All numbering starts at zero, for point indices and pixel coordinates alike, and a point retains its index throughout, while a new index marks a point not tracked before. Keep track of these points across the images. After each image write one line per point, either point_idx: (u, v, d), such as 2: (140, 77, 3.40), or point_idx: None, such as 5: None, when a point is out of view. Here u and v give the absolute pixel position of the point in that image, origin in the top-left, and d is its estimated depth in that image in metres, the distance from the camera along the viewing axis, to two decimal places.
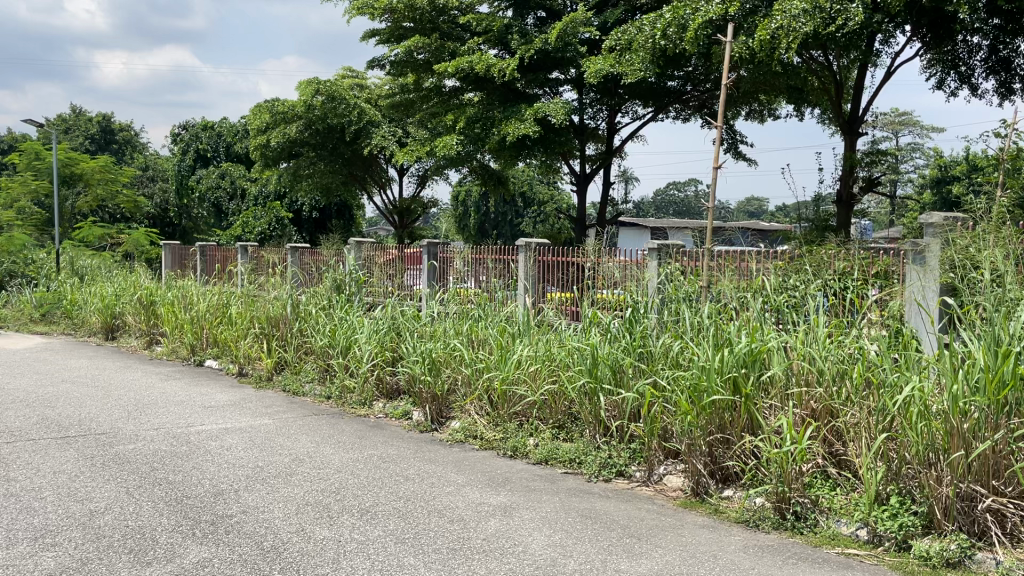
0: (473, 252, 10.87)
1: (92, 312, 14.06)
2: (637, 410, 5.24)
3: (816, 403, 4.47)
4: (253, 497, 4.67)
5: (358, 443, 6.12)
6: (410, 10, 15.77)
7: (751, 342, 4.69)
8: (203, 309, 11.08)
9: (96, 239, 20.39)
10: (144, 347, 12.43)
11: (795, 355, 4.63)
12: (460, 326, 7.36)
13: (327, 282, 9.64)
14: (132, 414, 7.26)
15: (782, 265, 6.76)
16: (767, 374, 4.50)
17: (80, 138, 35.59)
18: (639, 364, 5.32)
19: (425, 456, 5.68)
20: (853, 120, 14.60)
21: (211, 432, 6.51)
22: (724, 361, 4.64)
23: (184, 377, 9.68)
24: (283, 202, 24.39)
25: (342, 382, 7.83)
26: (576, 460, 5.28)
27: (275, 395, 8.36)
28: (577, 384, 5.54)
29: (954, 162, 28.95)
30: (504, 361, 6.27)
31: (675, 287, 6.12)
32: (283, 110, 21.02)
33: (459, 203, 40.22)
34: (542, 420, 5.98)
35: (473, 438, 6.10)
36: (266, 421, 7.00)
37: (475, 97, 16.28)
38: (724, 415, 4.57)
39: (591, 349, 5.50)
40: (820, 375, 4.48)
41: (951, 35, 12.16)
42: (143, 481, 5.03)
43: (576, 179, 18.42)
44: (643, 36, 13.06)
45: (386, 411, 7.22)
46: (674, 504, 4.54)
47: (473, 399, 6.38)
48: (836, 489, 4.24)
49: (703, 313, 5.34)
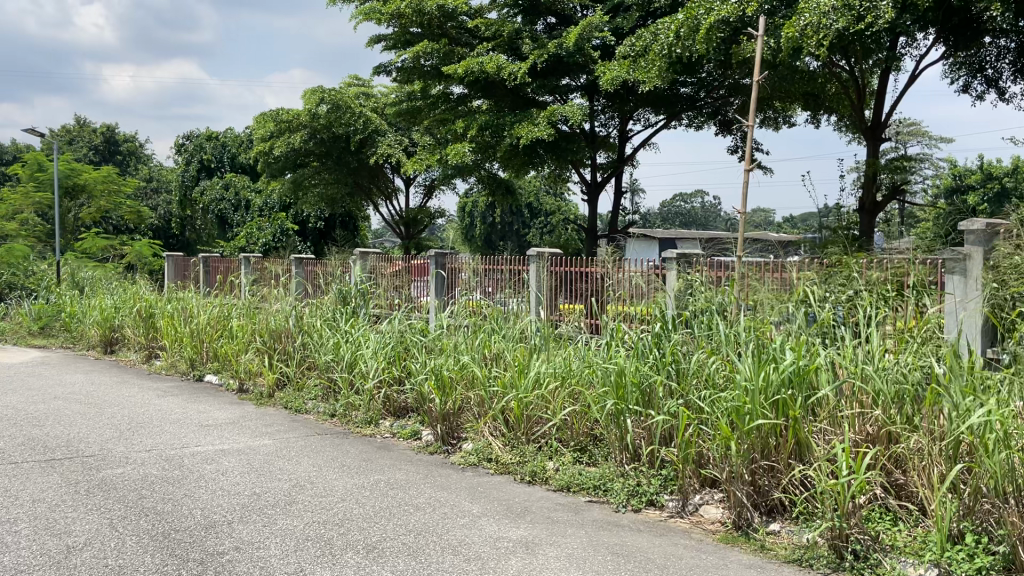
0: (483, 263, 10.58)
1: (91, 325, 13.68)
2: (668, 433, 4.80)
3: (872, 427, 4.05)
4: (248, 530, 4.24)
5: (363, 466, 5.69)
6: (417, 16, 15.34)
7: (798, 359, 4.25)
8: (203, 322, 10.69)
9: (99, 250, 20.04)
10: (143, 361, 12.05)
11: (848, 374, 4.21)
12: (473, 340, 6.93)
13: (332, 293, 9.27)
14: (124, 434, 6.84)
15: (815, 274, 6.32)
16: (819, 395, 4.08)
17: (83, 150, 35.40)
18: (670, 383, 4.89)
19: (436, 481, 5.25)
20: (877, 126, 14.11)
21: (206, 454, 6.09)
22: (769, 381, 4.21)
23: (182, 393, 9.28)
24: (288, 213, 24.11)
25: (347, 399, 7.42)
26: (601, 487, 4.84)
27: (276, 412, 7.94)
28: (602, 404, 5.10)
29: (967, 171, 28.66)
30: (521, 380, 5.83)
31: (703, 297, 5.68)
32: (287, 118, 20.58)
33: (465, 214, 39.75)
34: (562, 443, 5.53)
35: (488, 460, 5.66)
36: (265, 442, 6.58)
37: (483, 105, 15.98)
38: (768, 440, 4.16)
39: (617, 366, 5.07)
40: (878, 395, 4.06)
41: (978, 36, 11.72)
42: (129, 512, 4.60)
43: (587, 188, 18.00)
44: (659, 43, 12.47)
45: (393, 430, 6.80)
46: (714, 539, 4.09)
47: (487, 419, 5.93)
48: (897, 524, 3.81)
49: (739, 325, 4.91)
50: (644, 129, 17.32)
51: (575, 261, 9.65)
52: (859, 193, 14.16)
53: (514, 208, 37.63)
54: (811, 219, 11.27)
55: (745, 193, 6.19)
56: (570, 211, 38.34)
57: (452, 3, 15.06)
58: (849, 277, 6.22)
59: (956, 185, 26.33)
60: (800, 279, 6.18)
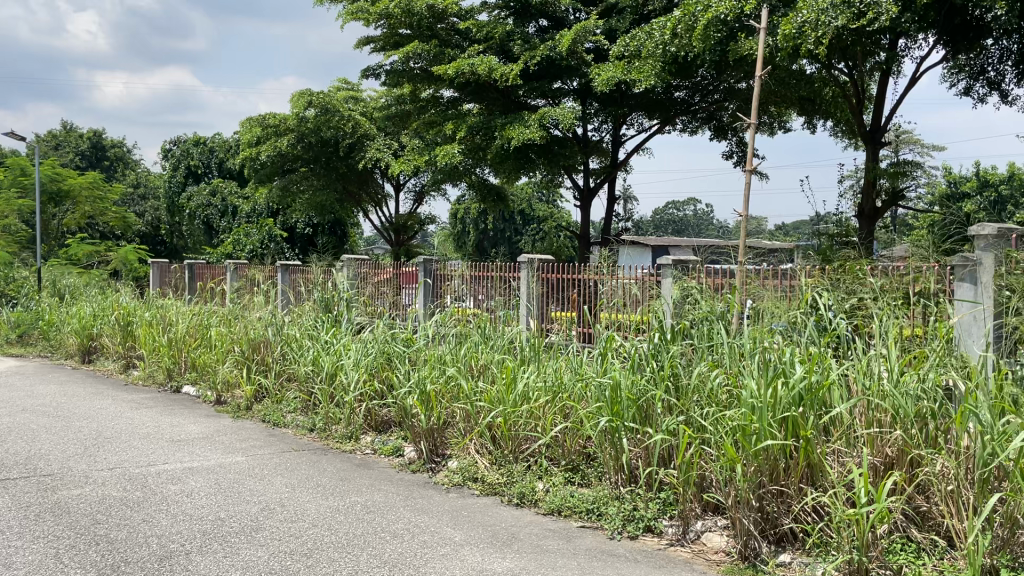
0: (472, 269, 10.24)
1: (69, 333, 13.26)
2: (667, 452, 4.43)
3: (892, 449, 3.69)
4: (206, 562, 3.86)
5: (340, 487, 5.30)
6: (406, 16, 14.97)
7: (810, 374, 3.87)
8: (181, 330, 10.30)
9: (84, 257, 19.59)
10: (121, 371, 11.65)
11: (865, 390, 3.84)
12: (459, 351, 6.56)
13: (315, 300, 8.93)
14: (88, 450, 6.44)
15: (817, 280, 5.99)
16: (833, 413, 3.70)
17: (69, 155, 35.03)
18: (670, 398, 4.53)
19: (415, 504, 4.86)
20: (875, 130, 13.83)
21: (173, 473, 5.69)
22: (778, 398, 3.83)
23: (156, 405, 8.86)
24: (276, 219, 23.80)
25: (327, 412, 7.04)
26: (595, 511, 4.46)
27: (253, 426, 7.56)
28: (596, 422, 4.72)
29: (963, 178, 28.54)
30: (509, 393, 5.44)
31: (701, 304, 5.31)
32: (275, 122, 20.17)
33: (457, 221, 39.29)
34: (553, 462, 5.17)
35: (473, 480, 5.27)
36: (238, 458, 6.19)
37: (473, 108, 15.67)
38: (777, 462, 3.79)
39: (611, 380, 4.68)
40: (896, 414, 3.68)
41: (976, 42, 11.61)
42: (79, 540, 4.21)
43: (579, 194, 17.65)
44: (653, 41, 12.18)
45: (375, 447, 6.42)
46: (718, 572, 3.70)
47: (473, 436, 5.55)
48: (921, 556, 3.45)
49: (744, 335, 4.53)
50: (638, 133, 16.98)
51: (567, 268, 9.29)
52: (858, 199, 13.87)
53: (507, 215, 37.31)
54: (804, 225, 11.04)
55: (747, 195, 5.79)
56: (563, 218, 38.02)
57: (441, 4, 14.68)
58: (853, 284, 5.87)
59: (951, 193, 26.14)
60: (805, 284, 5.81)
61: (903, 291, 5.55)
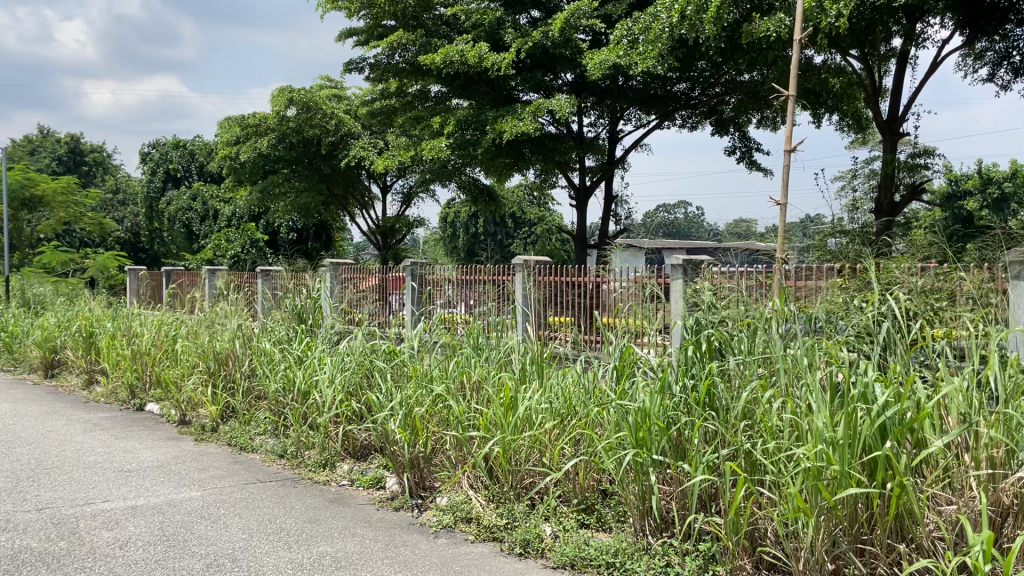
0: (462, 271, 9.45)
1: (31, 346, 12.30)
2: (707, 491, 3.60)
3: (1011, 495, 2.87)
4: None
5: (306, 532, 4.42)
6: (390, 5, 14.22)
7: (898, 400, 3.04)
8: (146, 342, 9.37)
9: (58, 266, 18.60)
10: (82, 387, 10.70)
11: (970, 418, 3.00)
12: (448, 365, 5.70)
13: (288, 308, 8.05)
14: (19, 486, 5.53)
15: (850, 279, 5.17)
16: (932, 451, 2.88)
17: (46, 161, 34.15)
18: (710, 425, 3.69)
19: (396, 556, 3.99)
20: (893, 120, 13.06)
21: (112, 515, 4.81)
22: (858, 427, 2.98)
23: (113, 427, 7.94)
24: (259, 223, 22.91)
25: (299, 437, 6.17)
26: (616, 566, 3.60)
27: (218, 451, 6.69)
28: (617, 453, 3.89)
29: (963, 176, 27.85)
30: (508, 418, 4.59)
31: (735, 305, 4.45)
32: (254, 121, 19.32)
33: (447, 225, 38.60)
34: (563, 500, 4.33)
35: (467, 521, 4.41)
36: (193, 493, 5.32)
37: (461, 104, 14.88)
38: (857, 511, 2.98)
39: (635, 404, 3.83)
40: (1013, 450, 2.86)
41: (1002, 23, 10.83)
42: None
43: (575, 193, 16.80)
44: (659, 23, 11.46)
45: (351, 477, 5.56)
46: None
47: (467, 468, 4.71)
48: None
49: (798, 346, 3.68)
50: (636, 129, 16.18)
51: (568, 268, 8.57)
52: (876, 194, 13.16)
53: (498, 217, 36.47)
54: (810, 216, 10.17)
55: (785, 180, 4.85)
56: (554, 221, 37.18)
57: None
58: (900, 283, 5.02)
59: (952, 189, 25.46)
60: (849, 285, 4.95)
61: (949, 288, 4.75)
